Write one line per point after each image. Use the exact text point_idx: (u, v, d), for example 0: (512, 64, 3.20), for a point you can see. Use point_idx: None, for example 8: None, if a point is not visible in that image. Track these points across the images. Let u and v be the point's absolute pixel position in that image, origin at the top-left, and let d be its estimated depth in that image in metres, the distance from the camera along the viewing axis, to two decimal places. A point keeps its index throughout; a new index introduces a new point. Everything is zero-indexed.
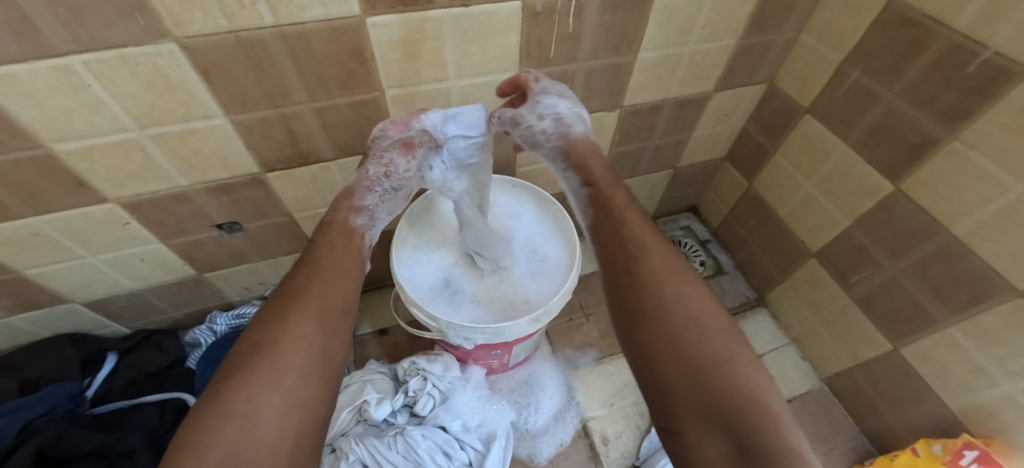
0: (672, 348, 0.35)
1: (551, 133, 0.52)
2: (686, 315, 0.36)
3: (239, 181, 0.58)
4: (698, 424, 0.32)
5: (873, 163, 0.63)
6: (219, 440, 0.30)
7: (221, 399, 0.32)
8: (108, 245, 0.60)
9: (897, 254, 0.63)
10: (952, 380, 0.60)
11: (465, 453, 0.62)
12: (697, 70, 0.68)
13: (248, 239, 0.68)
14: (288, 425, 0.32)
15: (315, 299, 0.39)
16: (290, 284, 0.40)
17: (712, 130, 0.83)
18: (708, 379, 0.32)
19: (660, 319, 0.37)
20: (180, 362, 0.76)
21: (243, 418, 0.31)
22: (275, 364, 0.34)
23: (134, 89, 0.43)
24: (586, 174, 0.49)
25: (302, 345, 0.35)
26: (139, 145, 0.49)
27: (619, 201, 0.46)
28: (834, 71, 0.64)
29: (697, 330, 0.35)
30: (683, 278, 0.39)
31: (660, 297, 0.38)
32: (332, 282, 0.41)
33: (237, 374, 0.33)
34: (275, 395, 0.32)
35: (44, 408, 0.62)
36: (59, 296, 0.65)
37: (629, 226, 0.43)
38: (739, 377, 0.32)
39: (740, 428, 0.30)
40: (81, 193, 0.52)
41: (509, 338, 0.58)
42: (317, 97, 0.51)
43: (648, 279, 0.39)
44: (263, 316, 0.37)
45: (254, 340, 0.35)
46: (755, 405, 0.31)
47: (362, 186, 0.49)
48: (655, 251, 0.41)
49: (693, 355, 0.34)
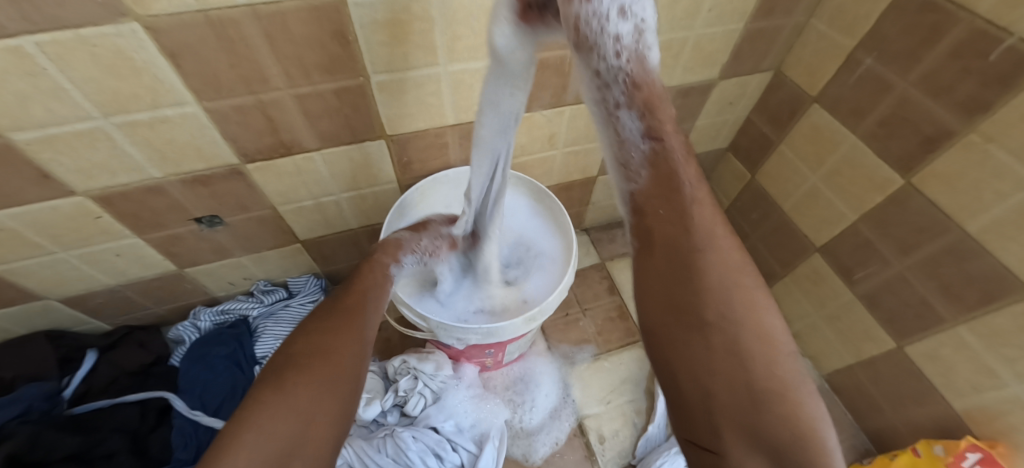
0: (730, 363, 0.30)
1: (625, 53, 0.32)
2: (754, 331, 0.31)
3: (217, 172, 0.55)
4: (743, 450, 0.28)
5: (884, 156, 0.60)
6: (283, 430, 0.31)
7: (287, 394, 0.33)
8: (80, 240, 0.57)
9: (905, 251, 0.60)
10: (958, 380, 0.58)
11: (457, 455, 0.60)
12: (701, 56, 0.64)
13: (231, 232, 0.65)
14: (335, 433, 0.33)
15: (369, 316, 0.42)
16: (347, 295, 0.43)
17: (715, 119, 0.80)
18: (769, 406, 0.28)
19: (722, 328, 0.31)
20: (164, 359, 0.74)
21: (296, 419, 0.32)
22: (332, 370, 0.36)
23: (94, 73, 0.40)
24: (653, 121, 0.36)
25: (354, 360, 0.38)
26: (105, 134, 0.46)
27: (689, 173, 0.38)
28: (846, 57, 0.61)
29: (760, 346, 0.30)
30: (753, 280, 0.33)
31: (724, 303, 0.32)
32: (376, 303, 0.45)
33: (293, 375, 0.34)
34: (330, 406, 0.34)
35: (19, 410, 0.60)
36: (32, 292, 0.62)
37: (695, 207, 0.36)
38: (803, 408, 0.28)
39: (802, 465, 0.26)
40: (46, 186, 0.48)
41: (504, 338, 0.55)
42: (297, 83, 0.47)
43: (714, 278, 0.33)
44: (318, 319, 0.40)
45: (307, 344, 0.37)
46: (819, 440, 0.27)
47: (409, 246, 0.54)
48: (724, 240, 0.35)
49: (754, 376, 0.29)
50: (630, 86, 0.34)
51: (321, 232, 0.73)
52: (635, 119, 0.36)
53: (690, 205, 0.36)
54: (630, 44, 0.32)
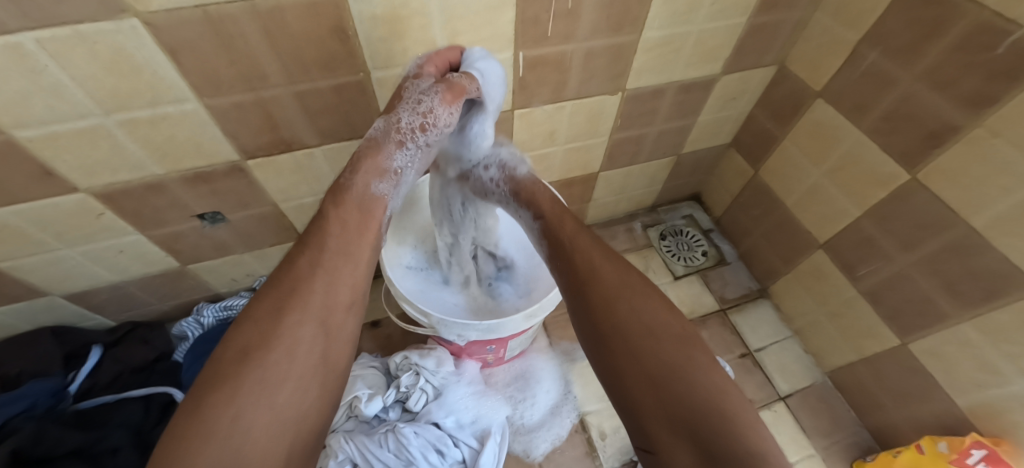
0: (630, 362, 0.34)
1: (492, 174, 0.55)
2: (641, 329, 0.35)
3: (218, 169, 0.55)
4: (668, 440, 0.30)
5: (887, 151, 0.59)
6: (202, 462, 0.27)
7: (207, 414, 0.29)
8: (84, 237, 0.58)
9: (909, 247, 0.60)
10: (961, 378, 0.58)
11: (459, 450, 0.60)
12: (703, 51, 0.64)
13: (232, 229, 0.66)
14: (279, 443, 0.31)
15: (309, 299, 0.37)
16: (285, 276, 0.38)
17: (717, 115, 0.79)
18: (672, 392, 0.31)
19: (618, 337, 0.35)
20: (167, 356, 0.75)
21: (227, 437, 0.29)
22: (267, 376, 0.32)
23: (95, 70, 0.40)
24: (536, 210, 0.50)
25: (295, 355, 0.34)
26: (106, 132, 0.46)
27: (570, 228, 0.45)
28: (850, 52, 0.60)
29: (653, 343, 0.34)
30: (638, 289, 0.38)
31: (614, 316, 0.37)
32: (331, 277, 0.39)
33: (222, 385, 0.31)
34: (267, 411, 0.31)
35: (24, 406, 0.61)
36: (38, 289, 0.62)
37: (579, 250, 0.43)
38: (700, 385, 0.31)
39: (706, 436, 0.29)
40: (49, 183, 0.49)
41: (505, 334, 0.55)
42: (296, 80, 0.47)
43: (603, 298, 0.38)
44: (252, 312, 0.35)
45: (240, 345, 0.33)
46: (719, 409, 0.30)
47: (388, 141, 0.47)
48: (605, 266, 0.40)
49: (652, 368, 0.33)
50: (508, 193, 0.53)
51: None
52: (526, 213, 0.52)
53: (574, 250, 0.43)
54: (495, 171, 0.55)
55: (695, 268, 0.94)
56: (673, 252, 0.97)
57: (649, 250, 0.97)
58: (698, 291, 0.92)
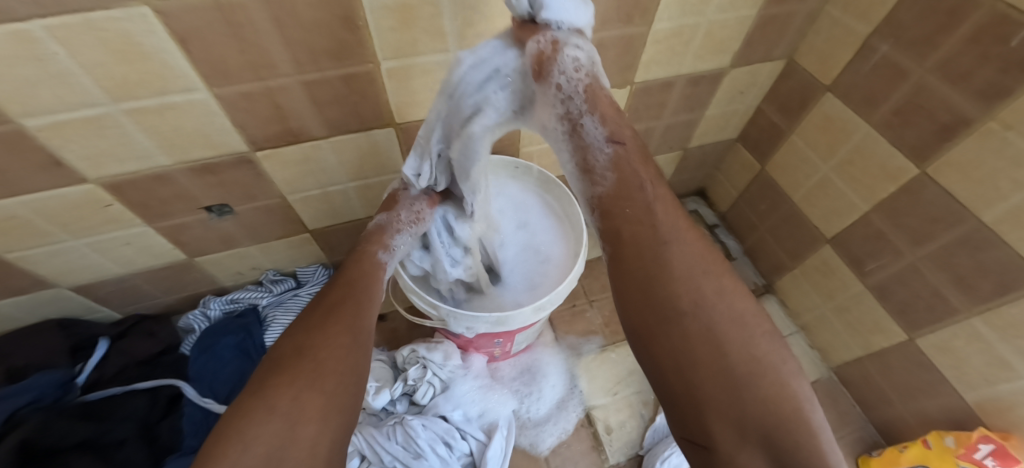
0: (707, 349, 0.31)
1: (581, 70, 0.40)
2: (727, 314, 0.32)
3: (225, 161, 0.55)
4: (733, 438, 0.29)
5: (898, 145, 0.59)
6: (264, 434, 0.30)
7: (267, 395, 0.32)
8: (90, 229, 0.57)
9: (918, 242, 0.60)
10: (969, 372, 0.58)
11: (466, 443, 0.60)
12: (713, 43, 0.63)
13: (238, 222, 0.65)
14: (326, 430, 0.32)
15: (351, 310, 0.40)
16: (326, 298, 0.42)
17: (725, 109, 0.79)
18: (751, 388, 0.29)
19: (699, 317, 0.32)
20: (174, 348, 0.75)
21: (286, 415, 0.31)
22: (318, 368, 0.34)
23: (103, 58, 0.40)
24: (608, 129, 0.40)
25: (342, 352, 0.36)
26: (114, 121, 0.46)
27: (646, 174, 0.40)
28: (861, 45, 0.60)
29: (737, 331, 0.31)
30: (722, 270, 0.35)
31: (696, 293, 0.33)
32: (366, 300, 0.43)
33: (280, 372, 0.34)
34: (319, 397, 0.33)
35: (32, 397, 0.60)
36: (44, 281, 0.62)
37: (659, 211, 0.38)
38: (784, 387, 0.29)
39: (785, 445, 0.27)
40: (56, 173, 0.48)
41: (513, 326, 0.55)
42: (305, 70, 0.47)
43: (686, 271, 0.34)
44: (303, 320, 0.39)
45: (293, 343, 0.36)
46: (797, 417, 0.28)
47: (392, 227, 0.54)
48: (685, 235, 0.37)
49: (731, 359, 0.30)
50: (586, 98, 0.40)
51: (328, 221, 0.73)
52: (598, 124, 0.40)
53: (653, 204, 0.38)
54: (584, 64, 0.41)
55: None
56: None
57: None
58: None
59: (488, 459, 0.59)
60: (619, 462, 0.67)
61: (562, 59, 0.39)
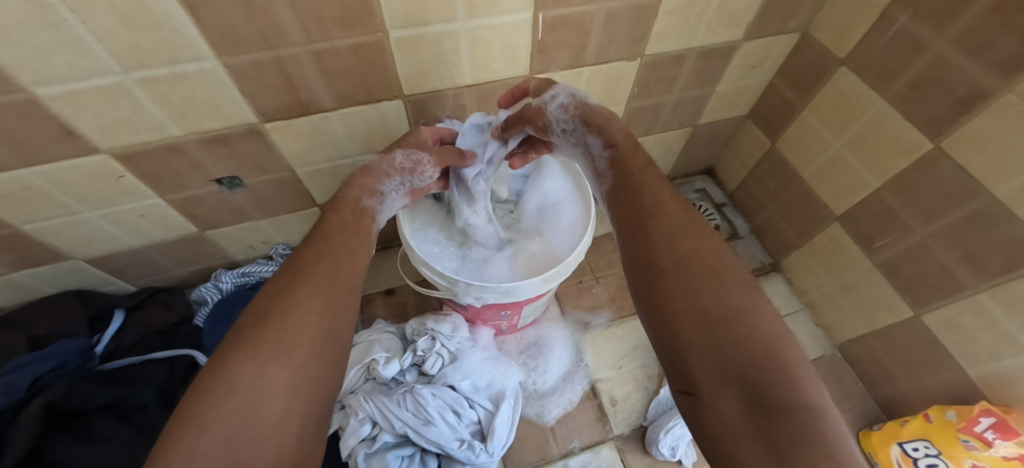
0: (688, 301, 0.35)
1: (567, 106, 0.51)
2: (701, 270, 0.36)
3: (236, 132, 0.55)
4: (714, 380, 0.31)
5: (912, 119, 0.58)
6: (224, 415, 0.30)
7: (227, 372, 0.32)
8: (105, 200, 0.58)
9: (929, 218, 0.60)
10: (975, 348, 0.58)
11: (474, 412, 0.62)
12: (726, 15, 0.62)
13: (249, 195, 0.66)
14: (294, 404, 0.33)
15: (323, 276, 0.40)
16: (297, 260, 0.41)
17: (737, 84, 0.77)
18: (724, 331, 0.32)
19: (678, 274, 0.37)
20: (188, 320, 0.77)
21: (246, 393, 0.32)
22: (284, 338, 0.35)
23: (115, 25, 0.40)
24: (608, 136, 0.48)
25: (309, 321, 0.37)
26: (126, 90, 0.46)
27: (640, 162, 0.46)
28: (879, 16, 0.58)
29: (711, 283, 0.35)
30: (701, 235, 0.39)
31: (676, 254, 0.38)
32: (340, 258, 0.43)
33: (242, 346, 0.34)
34: (283, 371, 0.33)
35: (53, 364, 0.63)
36: (61, 252, 0.63)
37: (646, 184, 0.44)
38: (757, 328, 0.32)
39: (758, 380, 0.30)
40: (71, 143, 0.49)
41: (522, 297, 0.56)
42: (314, 39, 0.47)
43: (665, 235, 0.39)
44: (272, 286, 0.39)
45: (259, 313, 0.36)
46: (772, 351, 0.31)
47: (381, 170, 0.51)
48: (672, 212, 0.41)
49: (706, 307, 0.34)
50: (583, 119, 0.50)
51: None
52: (597, 140, 0.49)
53: (642, 187, 0.43)
54: (568, 102, 0.51)
55: None
56: None
57: None
58: None
59: (495, 427, 0.60)
60: (623, 433, 0.68)
61: (551, 108, 0.51)
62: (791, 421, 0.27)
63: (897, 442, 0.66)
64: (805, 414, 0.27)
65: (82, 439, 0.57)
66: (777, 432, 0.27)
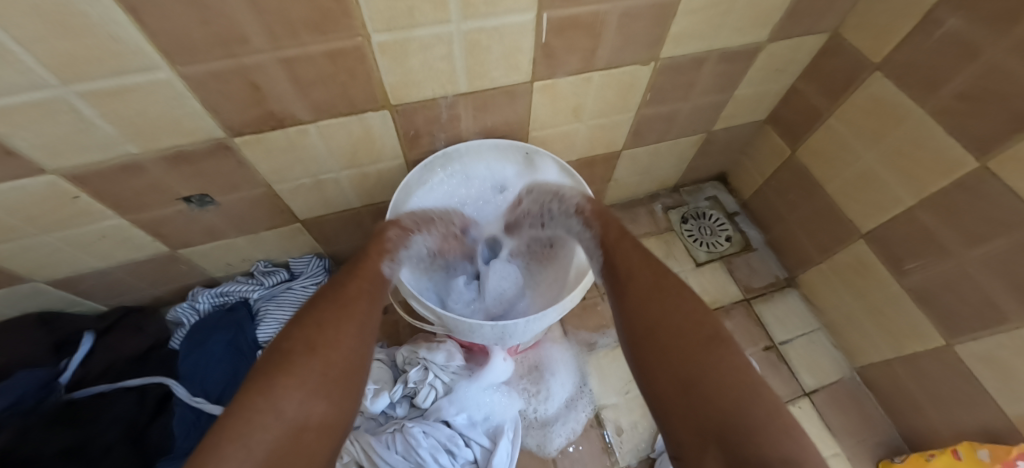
0: (663, 365, 0.42)
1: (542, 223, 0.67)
2: (671, 331, 0.44)
3: (202, 148, 0.49)
4: (694, 440, 0.37)
5: (958, 134, 0.52)
6: (267, 436, 0.34)
7: (271, 395, 0.37)
8: (59, 222, 0.52)
9: (972, 243, 0.54)
10: (1019, 387, 0.52)
11: (471, 450, 0.57)
12: (754, 13, 0.55)
13: (222, 212, 0.60)
14: (328, 432, 0.38)
15: (364, 306, 0.48)
16: (339, 292, 0.48)
17: (757, 88, 0.71)
18: (698, 389, 0.39)
19: (654, 337, 0.44)
20: (163, 343, 0.71)
21: (291, 418, 0.36)
22: (325, 366, 0.41)
23: (40, 31, 0.33)
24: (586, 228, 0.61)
25: (351, 350, 0.43)
26: (67, 105, 0.40)
27: (615, 236, 0.57)
28: (925, 17, 0.52)
29: (684, 345, 0.42)
30: (669, 298, 0.47)
31: (648, 321, 0.46)
32: (368, 293, 0.49)
33: (284, 372, 0.38)
34: (319, 400, 0.39)
35: (11, 399, 0.56)
36: (17, 275, 0.58)
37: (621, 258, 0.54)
38: (729, 384, 0.38)
39: (732, 439, 0.35)
40: (10, 163, 0.43)
41: (522, 334, 0.50)
42: (284, 45, 0.40)
43: (639, 303, 0.48)
44: (314, 315, 0.44)
45: (303, 340, 0.41)
46: (741, 410, 0.36)
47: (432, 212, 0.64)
48: (644, 276, 0.50)
49: (681, 368, 0.41)
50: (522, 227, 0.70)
51: (322, 211, 0.67)
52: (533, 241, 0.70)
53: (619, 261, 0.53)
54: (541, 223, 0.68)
55: (717, 255, 0.88)
56: (695, 237, 0.90)
57: (670, 235, 0.90)
58: (723, 280, 0.86)
59: None
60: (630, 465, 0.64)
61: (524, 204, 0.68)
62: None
63: None
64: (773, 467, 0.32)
65: None
66: None
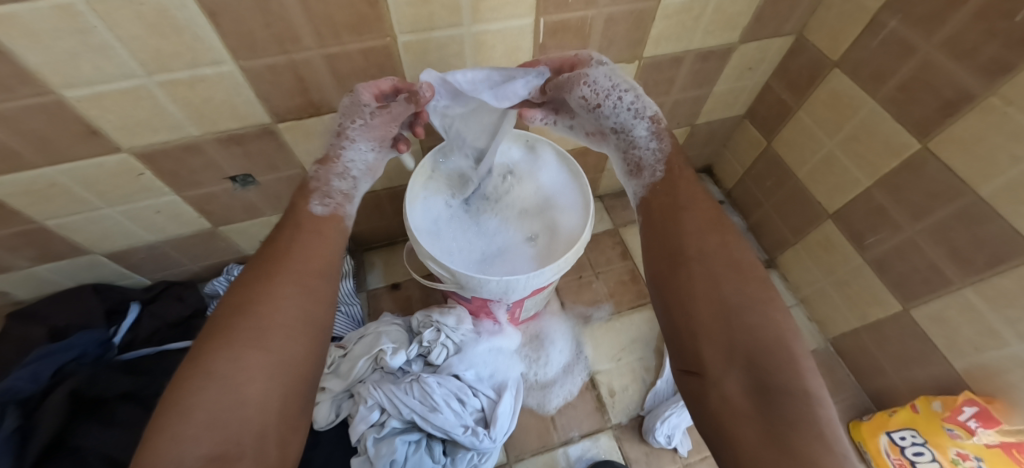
0: (705, 288, 0.40)
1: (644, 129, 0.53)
2: (727, 261, 0.41)
3: (250, 132, 0.58)
4: (722, 362, 0.37)
5: (901, 120, 0.60)
6: (203, 401, 0.33)
7: (200, 363, 0.35)
8: (124, 197, 0.61)
9: (917, 215, 0.61)
10: (961, 341, 0.60)
11: (478, 400, 0.64)
12: (723, 18, 0.64)
13: (261, 192, 0.68)
14: (273, 384, 0.37)
15: (301, 256, 0.44)
16: (269, 250, 0.45)
17: (733, 85, 0.79)
18: (739, 317, 0.38)
19: (701, 262, 0.42)
20: (201, 312, 0.79)
21: (226, 378, 0.35)
22: (258, 325, 0.38)
23: (139, 31, 0.42)
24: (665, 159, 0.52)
25: (284, 306, 0.40)
26: (148, 93, 0.48)
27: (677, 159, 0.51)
28: (870, 20, 0.60)
29: (734, 277, 0.40)
30: (721, 230, 0.44)
31: (700, 245, 0.43)
32: (306, 244, 0.46)
33: (217, 338, 0.37)
34: (259, 356, 0.37)
35: (76, 354, 0.65)
36: (81, 247, 0.66)
37: (679, 181, 0.49)
38: (773, 320, 0.37)
39: (764, 369, 0.35)
40: (95, 142, 0.51)
41: (524, 289, 0.58)
42: (326, 43, 0.49)
43: (690, 227, 0.45)
44: (247, 278, 0.42)
45: (235, 301, 0.40)
46: (780, 345, 0.36)
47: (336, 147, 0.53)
48: (700, 204, 0.47)
49: (728, 297, 0.39)
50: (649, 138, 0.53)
51: None
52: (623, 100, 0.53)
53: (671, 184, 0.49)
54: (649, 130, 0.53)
55: None
56: None
57: None
58: None
59: (498, 415, 0.62)
60: (622, 422, 0.71)
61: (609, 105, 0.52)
62: (788, 403, 0.33)
63: (885, 431, 0.69)
64: (802, 400, 0.33)
65: (104, 424, 0.60)
66: (777, 412, 0.33)
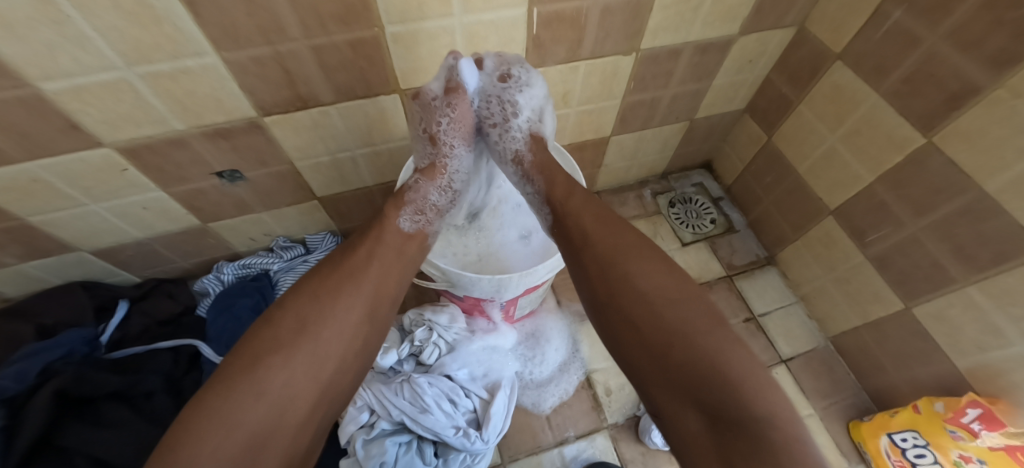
0: (631, 333, 0.42)
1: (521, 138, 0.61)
2: (639, 295, 0.42)
3: (237, 126, 0.56)
4: (672, 402, 0.38)
5: (905, 114, 0.59)
6: (246, 418, 0.35)
7: (255, 376, 0.36)
8: (110, 193, 0.59)
9: (920, 211, 0.60)
10: (963, 340, 0.59)
11: (470, 400, 0.63)
12: (722, 9, 0.62)
13: (250, 188, 0.67)
14: (311, 414, 0.39)
15: (374, 277, 0.46)
16: (348, 260, 0.45)
17: (733, 79, 0.78)
18: (665, 354, 0.39)
19: (619, 305, 0.43)
20: (192, 310, 0.78)
21: (274, 400, 0.36)
22: (316, 349, 0.40)
23: (117, 21, 0.40)
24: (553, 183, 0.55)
25: (343, 335, 0.42)
26: (129, 85, 0.47)
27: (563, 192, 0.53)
28: (874, 11, 0.58)
29: (648, 309, 0.41)
30: (631, 256, 0.45)
31: (613, 285, 0.44)
32: (387, 267, 0.48)
33: (277, 352, 0.38)
34: (308, 384, 0.39)
35: (63, 352, 0.64)
36: (68, 244, 0.65)
37: (575, 216, 0.50)
38: (701, 346, 0.38)
39: (708, 400, 0.35)
40: (77, 136, 0.50)
41: (516, 288, 0.57)
42: (313, 34, 0.48)
43: (599, 266, 0.45)
44: (317, 285, 0.43)
45: (299, 316, 0.40)
46: (713, 369, 0.36)
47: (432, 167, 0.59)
48: (602, 234, 0.47)
49: (653, 334, 0.40)
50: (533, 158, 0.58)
51: (337, 189, 0.74)
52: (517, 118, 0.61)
53: (571, 217, 0.50)
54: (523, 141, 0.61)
55: (703, 236, 0.95)
56: (682, 219, 0.97)
57: (657, 218, 0.97)
58: (706, 258, 0.92)
59: (491, 415, 0.61)
60: (618, 422, 0.70)
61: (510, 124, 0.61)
62: (737, 428, 0.33)
63: (886, 432, 0.68)
64: (750, 421, 0.33)
65: (91, 424, 0.60)
66: (730, 442, 0.33)
